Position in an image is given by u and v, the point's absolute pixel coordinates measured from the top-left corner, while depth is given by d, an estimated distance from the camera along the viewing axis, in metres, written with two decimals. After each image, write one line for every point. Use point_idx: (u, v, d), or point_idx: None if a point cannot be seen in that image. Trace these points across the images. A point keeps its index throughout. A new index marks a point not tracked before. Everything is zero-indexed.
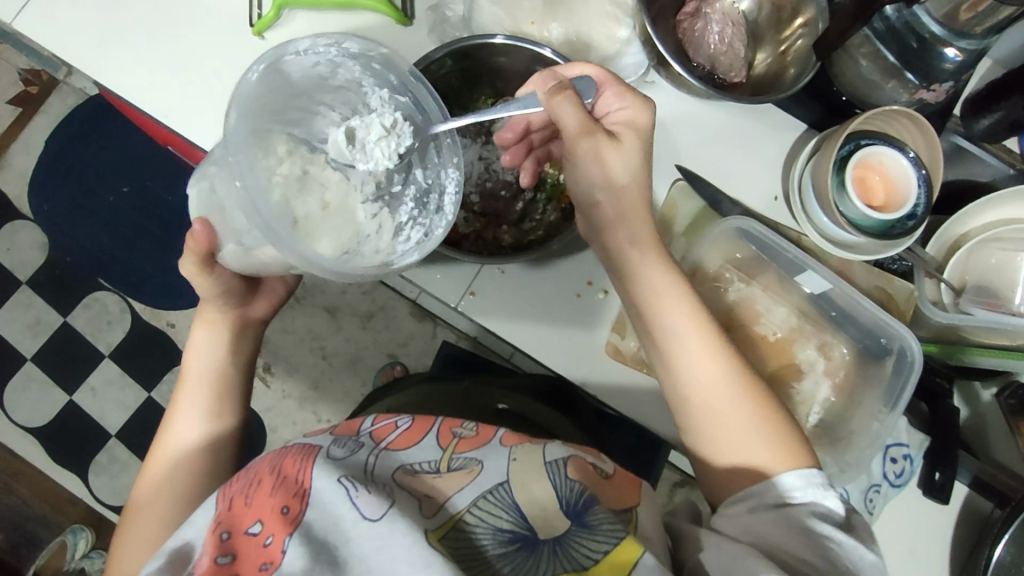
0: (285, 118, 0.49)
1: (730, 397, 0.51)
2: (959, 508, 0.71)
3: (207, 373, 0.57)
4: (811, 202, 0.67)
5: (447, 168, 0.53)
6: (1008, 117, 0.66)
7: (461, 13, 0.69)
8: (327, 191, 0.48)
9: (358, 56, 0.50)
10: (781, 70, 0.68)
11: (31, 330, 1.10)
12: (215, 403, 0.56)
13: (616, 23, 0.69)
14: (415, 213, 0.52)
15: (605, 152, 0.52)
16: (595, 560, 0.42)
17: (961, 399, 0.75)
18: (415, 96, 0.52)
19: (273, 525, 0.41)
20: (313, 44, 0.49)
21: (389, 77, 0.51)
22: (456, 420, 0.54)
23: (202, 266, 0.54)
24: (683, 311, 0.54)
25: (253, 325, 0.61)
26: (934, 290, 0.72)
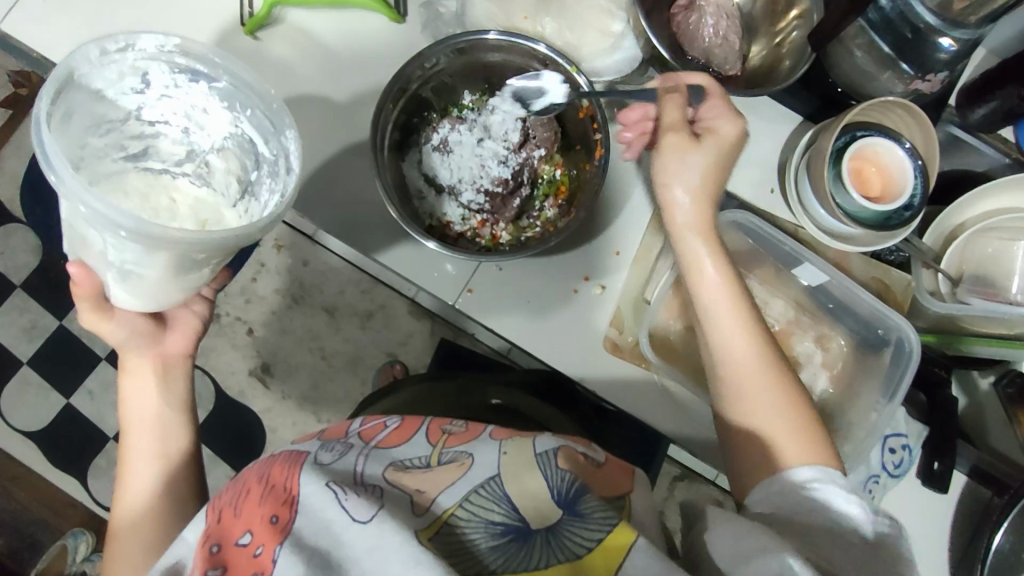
0: (133, 153, 0.51)
1: (757, 369, 0.53)
2: (958, 498, 0.71)
3: (144, 419, 0.57)
4: (806, 192, 0.66)
5: (284, 133, 0.49)
6: (1003, 106, 0.66)
7: (454, 10, 0.70)
8: (176, 192, 0.51)
9: (157, 56, 0.46)
10: (776, 62, 0.68)
11: (26, 334, 1.10)
12: (160, 447, 0.56)
13: (609, 18, 0.68)
14: (270, 185, 0.50)
15: (684, 147, 0.58)
16: (588, 549, 0.41)
17: (960, 389, 0.75)
18: (231, 76, 0.48)
19: (263, 535, 0.42)
20: (104, 52, 0.45)
21: (199, 67, 0.47)
22: (445, 419, 0.55)
23: (99, 309, 0.55)
24: (728, 300, 0.56)
25: (182, 359, 0.60)
26: (930, 281, 0.72)
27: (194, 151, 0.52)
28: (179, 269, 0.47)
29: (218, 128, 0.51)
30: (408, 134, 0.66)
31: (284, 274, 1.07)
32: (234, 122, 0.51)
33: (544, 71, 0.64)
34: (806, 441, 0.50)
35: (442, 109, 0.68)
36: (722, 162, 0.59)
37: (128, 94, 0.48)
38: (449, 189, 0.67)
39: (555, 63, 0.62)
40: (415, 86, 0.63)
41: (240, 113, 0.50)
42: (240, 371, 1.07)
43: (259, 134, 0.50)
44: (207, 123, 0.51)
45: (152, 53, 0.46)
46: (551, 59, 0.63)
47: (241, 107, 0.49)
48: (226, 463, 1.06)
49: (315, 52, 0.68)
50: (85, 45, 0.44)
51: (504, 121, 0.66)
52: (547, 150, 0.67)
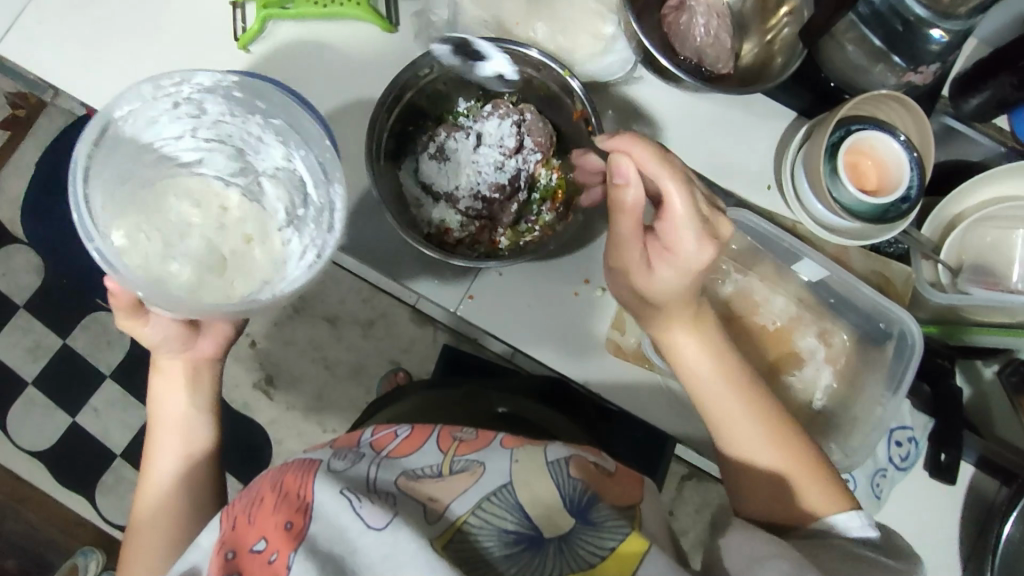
0: (184, 164, 0.56)
1: (744, 423, 0.54)
2: (965, 488, 0.70)
3: (169, 418, 0.58)
4: (803, 185, 0.66)
5: (332, 184, 0.53)
6: (995, 96, 0.67)
7: (446, 17, 0.70)
8: (228, 208, 0.56)
9: (215, 89, 0.52)
10: (768, 59, 0.68)
11: (30, 354, 1.10)
12: (184, 445, 0.58)
13: (602, 21, 0.69)
14: (314, 234, 0.54)
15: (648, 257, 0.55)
16: (602, 557, 0.42)
17: (963, 378, 0.75)
18: (287, 117, 0.54)
19: (280, 543, 0.42)
20: (160, 88, 0.51)
21: (256, 101, 0.53)
22: (455, 426, 0.55)
23: (135, 316, 0.56)
24: (711, 359, 0.56)
25: (208, 362, 0.60)
26: (931, 272, 0.73)
27: (249, 169, 0.57)
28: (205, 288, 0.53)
29: (272, 157, 0.56)
30: (402, 143, 0.67)
31: None
32: (286, 157, 0.56)
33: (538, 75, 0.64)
34: (827, 486, 0.52)
35: (437, 117, 0.68)
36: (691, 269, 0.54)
37: (184, 119, 0.53)
38: (446, 197, 0.66)
39: (549, 67, 0.63)
40: (411, 94, 0.64)
41: (291, 150, 0.55)
42: (245, 384, 1.07)
43: (314, 179, 0.55)
44: (262, 149, 0.56)
45: (209, 87, 0.52)
46: (542, 63, 0.63)
47: (296, 145, 0.55)
48: (233, 477, 1.06)
49: (310, 66, 0.69)
50: (143, 83, 0.50)
51: (499, 126, 0.66)
52: (543, 154, 0.66)
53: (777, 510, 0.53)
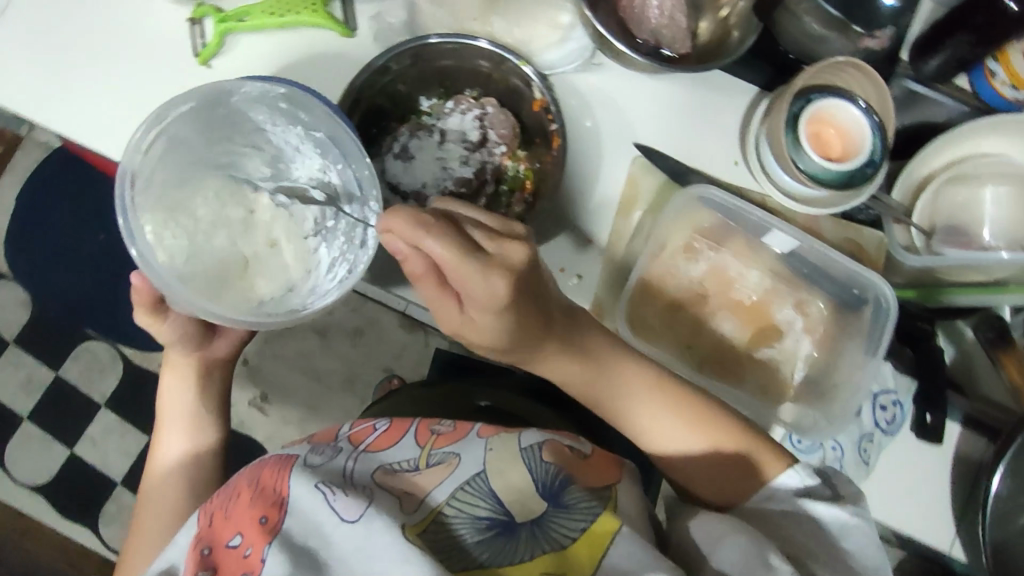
0: (221, 163, 0.60)
1: (662, 419, 0.61)
2: (953, 447, 0.70)
3: (179, 406, 0.62)
4: (767, 158, 0.67)
5: (369, 201, 0.58)
6: (954, 57, 0.67)
7: (403, 18, 0.70)
8: (259, 213, 0.59)
9: (263, 100, 0.57)
10: (724, 35, 0.69)
11: (24, 389, 1.10)
12: (191, 430, 0.61)
13: (558, 10, 0.70)
14: (344, 248, 0.59)
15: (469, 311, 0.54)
16: (573, 539, 0.44)
17: (945, 340, 0.75)
18: (328, 133, 0.58)
19: (255, 536, 0.43)
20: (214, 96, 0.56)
21: (299, 114, 0.58)
22: (435, 419, 0.55)
23: (152, 314, 0.58)
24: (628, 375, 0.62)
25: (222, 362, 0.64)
26: (904, 235, 0.72)
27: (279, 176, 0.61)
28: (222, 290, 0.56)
29: (310, 168, 0.60)
30: (368, 145, 0.67)
31: None
32: (322, 169, 0.60)
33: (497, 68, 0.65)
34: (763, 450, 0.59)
35: (402, 117, 0.68)
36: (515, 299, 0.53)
37: None
38: (414, 195, 0.66)
39: (503, 58, 0.64)
40: (372, 95, 0.64)
41: (327, 161, 0.60)
42: (238, 402, 1.07)
43: (347, 193, 0.59)
44: (298, 159, 0.61)
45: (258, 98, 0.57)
46: (493, 53, 0.64)
47: (334, 159, 0.59)
48: None
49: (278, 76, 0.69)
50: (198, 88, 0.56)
51: (462, 122, 0.67)
52: (508, 146, 0.67)
53: (725, 485, 0.59)
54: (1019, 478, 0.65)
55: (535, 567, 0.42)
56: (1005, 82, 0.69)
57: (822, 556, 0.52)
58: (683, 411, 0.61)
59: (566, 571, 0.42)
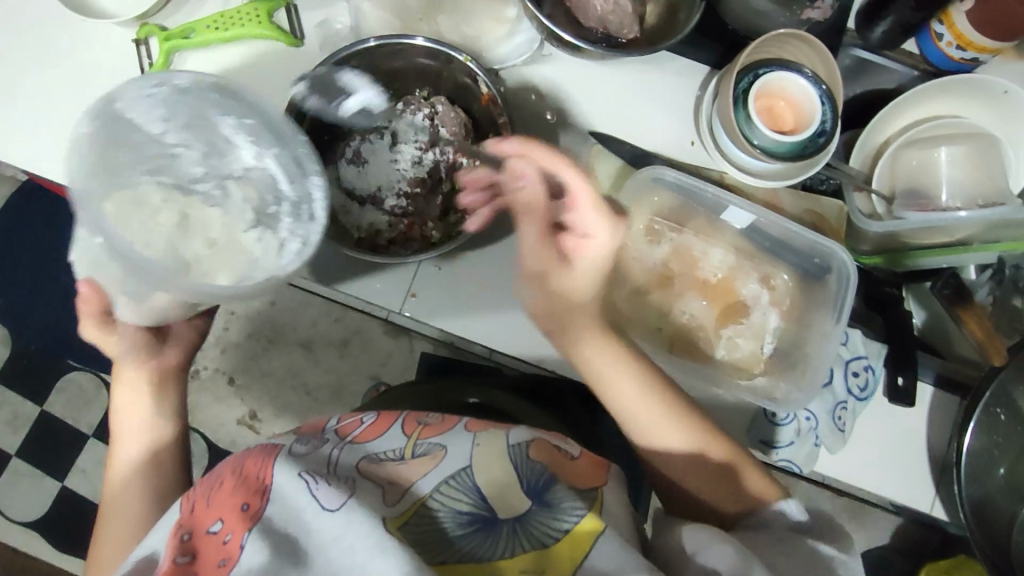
0: (148, 168, 0.55)
1: (660, 426, 0.60)
2: (929, 406, 0.70)
3: (133, 421, 0.62)
4: (720, 134, 0.67)
5: (310, 177, 0.56)
6: (899, 22, 0.67)
7: (350, 24, 0.70)
8: (194, 211, 0.55)
9: (189, 88, 0.55)
10: (671, 15, 0.69)
11: (10, 427, 1.09)
12: (148, 439, 0.61)
13: (503, 5, 0.69)
14: (293, 226, 0.56)
15: (557, 270, 0.63)
16: (555, 539, 0.44)
17: (914, 303, 0.75)
18: (261, 116, 0.56)
19: (234, 522, 0.42)
20: (144, 91, 0.54)
21: (230, 101, 0.56)
22: (422, 413, 0.56)
23: (101, 323, 0.61)
24: (629, 378, 0.61)
25: (173, 371, 0.65)
26: (866, 203, 0.73)
27: (215, 172, 0.56)
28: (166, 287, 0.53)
29: (240, 158, 0.57)
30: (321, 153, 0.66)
31: (254, 318, 1.06)
32: (257, 156, 0.57)
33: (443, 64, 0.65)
34: (756, 475, 0.59)
35: (353, 121, 0.68)
36: (602, 265, 0.63)
37: (157, 123, 0.55)
38: (371, 200, 0.66)
39: (445, 54, 0.63)
40: (321, 100, 0.63)
41: (259, 145, 0.57)
42: (228, 422, 1.06)
43: (286, 174, 0.56)
44: (229, 151, 0.57)
45: (184, 87, 0.55)
46: (433, 50, 0.63)
47: (270, 143, 0.56)
48: None
49: None
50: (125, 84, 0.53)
51: (414, 121, 0.67)
52: (462, 144, 0.66)
53: (726, 501, 0.58)
54: (989, 433, 0.66)
55: (516, 563, 0.43)
56: (951, 43, 0.69)
57: (796, 544, 0.52)
58: (683, 421, 0.60)
59: (543, 569, 0.43)
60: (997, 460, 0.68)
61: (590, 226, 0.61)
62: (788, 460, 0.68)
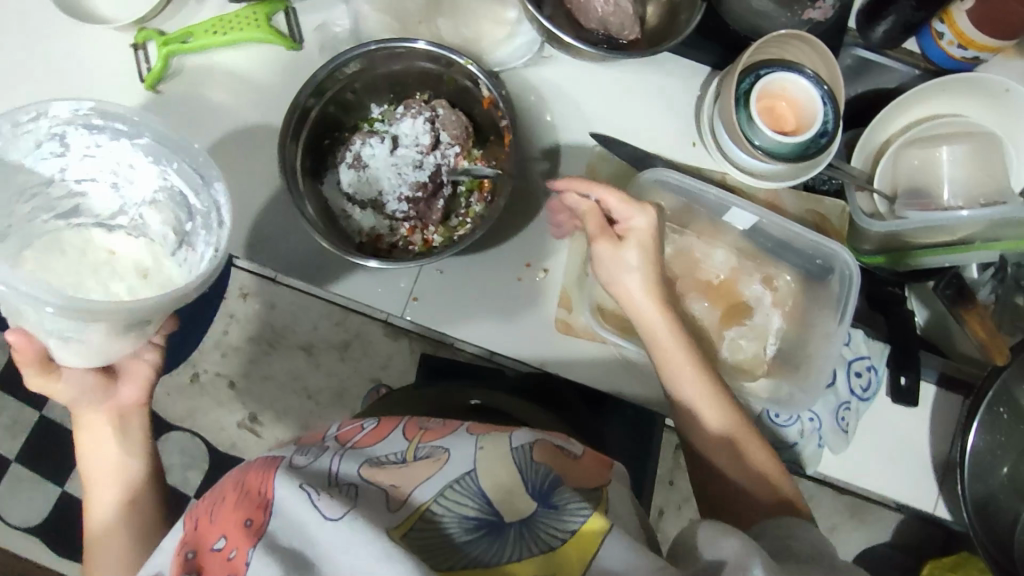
0: (67, 210, 0.54)
1: (702, 402, 0.57)
2: (932, 406, 0.70)
3: (102, 467, 0.56)
4: (722, 135, 0.67)
5: (212, 185, 0.51)
6: (902, 21, 0.67)
7: (349, 27, 0.70)
8: (90, 248, 0.53)
9: (75, 120, 0.51)
10: (672, 16, 0.68)
11: (9, 433, 1.09)
12: (120, 488, 0.55)
13: (502, 6, 0.69)
14: (207, 238, 0.52)
15: (607, 258, 0.58)
16: (562, 540, 0.43)
17: (917, 302, 0.75)
18: (152, 132, 0.51)
19: (239, 539, 0.42)
20: (17, 125, 0.49)
21: (117, 125, 0.51)
22: (423, 417, 0.56)
23: (44, 371, 0.54)
24: (681, 345, 0.58)
25: (138, 408, 0.58)
26: (868, 202, 0.73)
27: (128, 203, 0.55)
28: (116, 330, 0.48)
29: (148, 183, 0.54)
30: (321, 157, 0.66)
31: (254, 321, 1.05)
32: (162, 176, 0.54)
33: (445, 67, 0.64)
34: (785, 475, 0.56)
35: (353, 126, 0.68)
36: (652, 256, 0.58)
37: (49, 159, 0.52)
38: (372, 204, 0.66)
39: (450, 60, 0.63)
40: (322, 104, 0.63)
41: (158, 164, 0.53)
42: (229, 426, 1.06)
43: (192, 189, 0.53)
44: (135, 177, 0.54)
45: (67, 117, 0.50)
46: (436, 54, 0.63)
47: (167, 160, 0.53)
48: None
49: (230, 97, 0.68)
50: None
51: (413, 126, 0.66)
52: (461, 147, 0.67)
53: (765, 493, 0.55)
54: (992, 432, 0.66)
55: (526, 568, 0.42)
56: (952, 42, 0.68)
57: None
58: (723, 397, 0.57)
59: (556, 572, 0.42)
60: (1000, 459, 0.68)
61: (619, 215, 0.58)
62: (793, 460, 0.68)
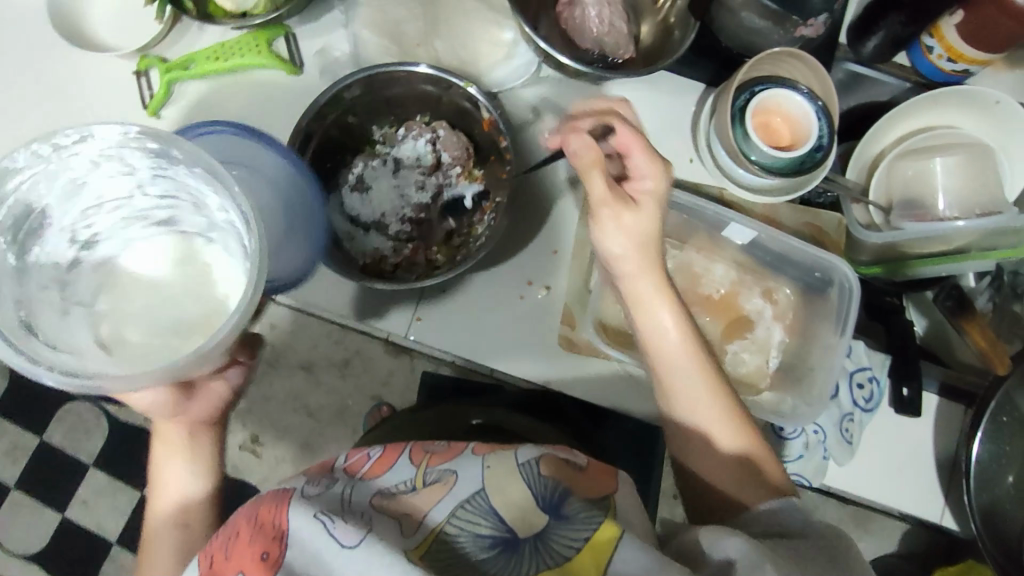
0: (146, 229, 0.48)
1: (699, 393, 0.54)
2: (934, 415, 0.70)
3: (172, 481, 0.55)
4: (718, 151, 0.68)
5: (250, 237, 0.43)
6: (891, 36, 0.68)
7: (348, 51, 0.71)
8: (160, 280, 0.47)
9: (128, 144, 0.43)
10: (666, 36, 0.69)
11: (9, 459, 1.08)
12: (186, 506, 0.55)
13: (500, 27, 0.70)
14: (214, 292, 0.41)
15: (624, 219, 0.53)
16: (576, 549, 0.44)
17: (917, 313, 0.76)
18: (207, 167, 0.43)
19: (257, 572, 0.42)
20: (64, 147, 0.42)
21: (169, 150, 0.43)
22: (428, 441, 0.56)
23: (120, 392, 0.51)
24: (675, 335, 0.55)
25: (208, 426, 0.57)
26: (864, 214, 0.74)
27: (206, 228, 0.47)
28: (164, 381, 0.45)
29: (211, 211, 0.45)
30: (325, 180, 0.67)
31: None
32: (222, 208, 0.44)
33: (444, 91, 0.65)
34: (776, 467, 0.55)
35: (356, 148, 0.68)
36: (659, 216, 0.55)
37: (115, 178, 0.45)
38: (375, 225, 0.67)
39: (447, 81, 0.64)
40: (325, 126, 0.64)
41: (216, 197, 0.44)
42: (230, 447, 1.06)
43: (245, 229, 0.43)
44: (202, 203, 0.46)
45: (118, 142, 0.43)
46: (436, 77, 0.64)
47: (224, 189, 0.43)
48: None
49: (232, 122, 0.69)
50: (33, 142, 0.41)
51: (415, 146, 0.68)
52: (462, 167, 0.68)
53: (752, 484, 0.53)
54: (996, 441, 0.67)
55: None
56: (942, 56, 0.70)
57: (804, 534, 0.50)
58: (719, 392, 0.55)
59: None
60: (1005, 467, 0.69)
61: (638, 172, 0.55)
62: (798, 473, 0.69)
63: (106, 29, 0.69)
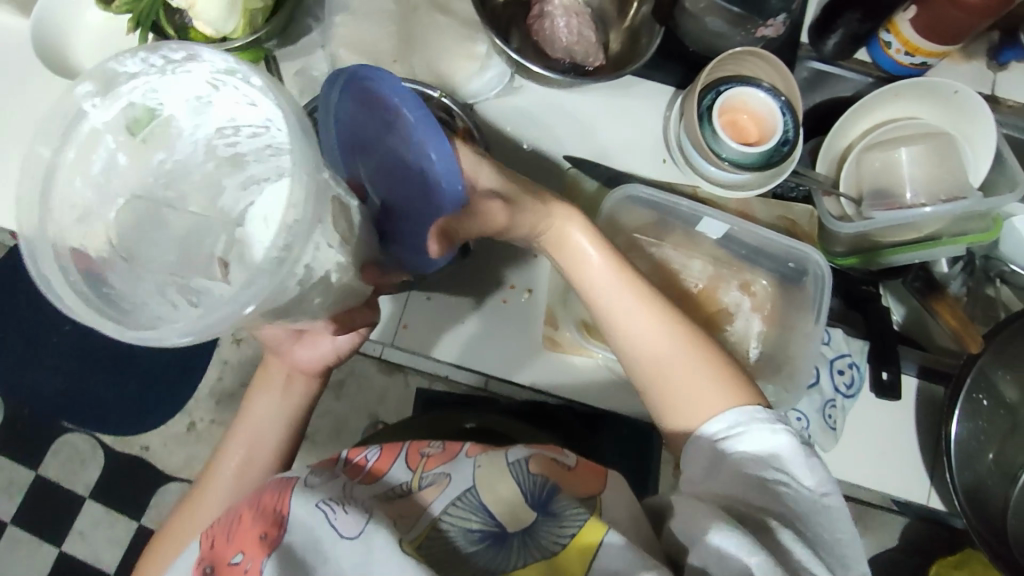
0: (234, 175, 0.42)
1: (635, 318, 0.57)
2: (915, 399, 0.72)
3: (261, 422, 0.59)
4: (689, 151, 0.70)
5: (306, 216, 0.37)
6: (849, 32, 0.71)
7: (328, 71, 0.73)
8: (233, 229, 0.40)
9: (231, 76, 0.38)
10: (633, 42, 0.72)
11: (6, 494, 1.08)
12: (262, 452, 0.58)
13: (473, 42, 0.73)
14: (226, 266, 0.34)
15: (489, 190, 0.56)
16: (563, 544, 0.44)
17: (894, 301, 0.78)
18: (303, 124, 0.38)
19: (256, 551, 0.42)
20: (171, 61, 0.38)
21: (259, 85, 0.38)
22: (424, 441, 0.56)
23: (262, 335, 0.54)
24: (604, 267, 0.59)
25: (309, 381, 0.60)
26: (836, 206, 0.76)
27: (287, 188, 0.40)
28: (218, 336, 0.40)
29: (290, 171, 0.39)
30: None
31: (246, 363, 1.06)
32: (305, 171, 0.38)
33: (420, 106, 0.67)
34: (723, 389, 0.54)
35: None
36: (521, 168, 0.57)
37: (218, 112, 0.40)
38: None
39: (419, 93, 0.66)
40: None
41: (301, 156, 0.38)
42: None
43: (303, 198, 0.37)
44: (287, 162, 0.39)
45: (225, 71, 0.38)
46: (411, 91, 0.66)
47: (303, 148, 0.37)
48: None
49: None
50: (146, 51, 0.38)
51: None
52: None
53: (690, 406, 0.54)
54: (974, 419, 0.68)
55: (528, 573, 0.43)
56: (899, 50, 0.72)
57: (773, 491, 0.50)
58: (655, 316, 0.57)
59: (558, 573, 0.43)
60: (984, 445, 0.70)
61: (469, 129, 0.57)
62: None
63: (89, 59, 0.71)
